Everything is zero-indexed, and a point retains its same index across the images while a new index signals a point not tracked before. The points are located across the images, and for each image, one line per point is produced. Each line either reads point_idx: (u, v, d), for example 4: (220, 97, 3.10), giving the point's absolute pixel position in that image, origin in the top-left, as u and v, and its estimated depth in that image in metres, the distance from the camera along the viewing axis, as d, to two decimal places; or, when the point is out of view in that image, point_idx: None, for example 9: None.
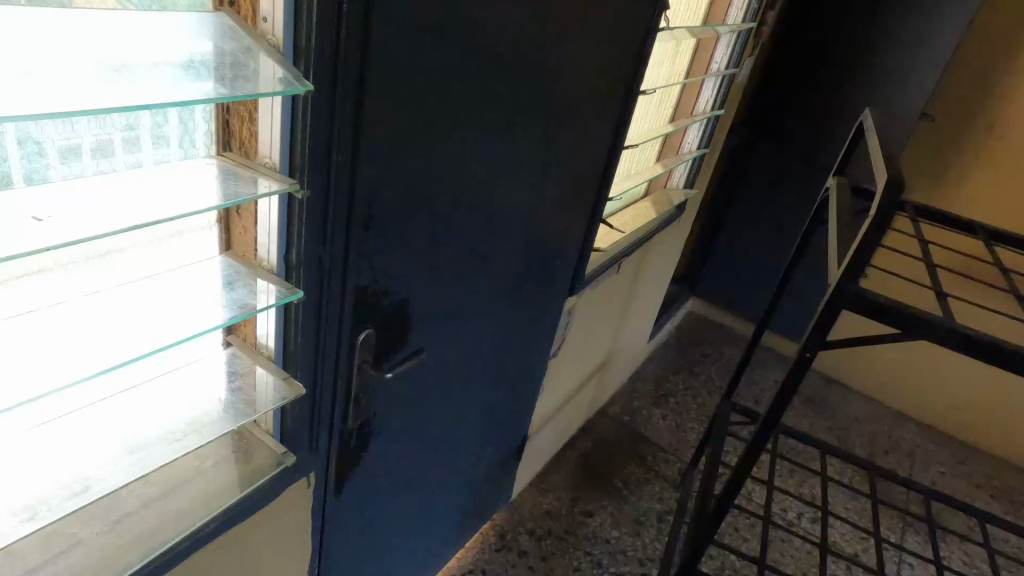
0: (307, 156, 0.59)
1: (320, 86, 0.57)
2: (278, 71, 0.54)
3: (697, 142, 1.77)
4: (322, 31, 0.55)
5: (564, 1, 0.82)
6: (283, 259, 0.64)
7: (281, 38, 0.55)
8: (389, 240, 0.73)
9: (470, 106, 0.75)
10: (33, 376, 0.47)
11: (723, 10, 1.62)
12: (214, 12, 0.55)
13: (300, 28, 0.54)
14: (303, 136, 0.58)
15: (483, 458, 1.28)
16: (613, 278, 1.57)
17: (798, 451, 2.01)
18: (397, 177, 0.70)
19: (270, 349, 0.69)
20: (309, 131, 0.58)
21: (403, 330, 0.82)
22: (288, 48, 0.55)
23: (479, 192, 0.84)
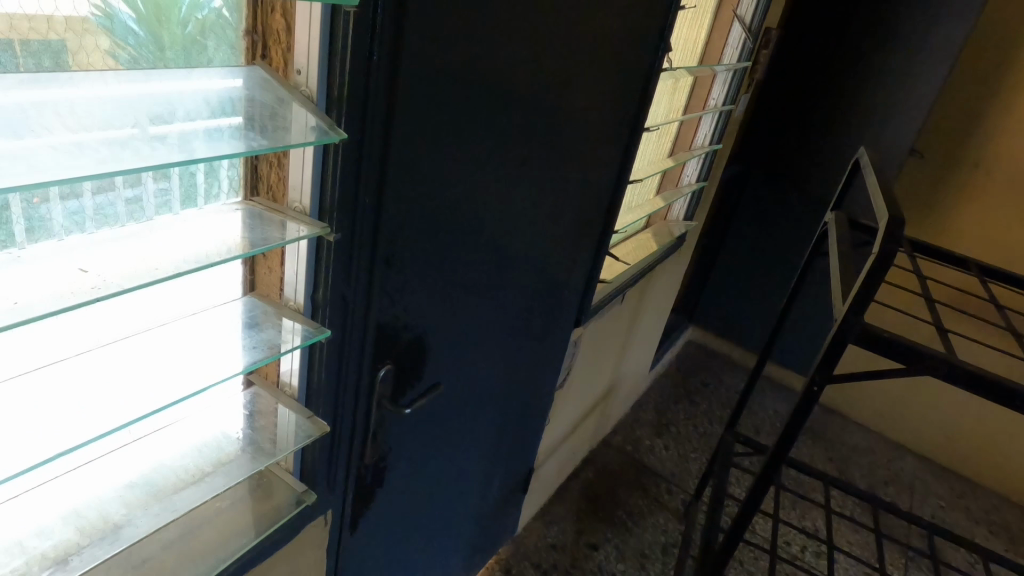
0: (337, 200, 0.61)
1: (351, 134, 0.59)
2: (311, 120, 0.56)
3: (695, 175, 1.82)
4: (355, 83, 0.57)
5: (575, 47, 0.85)
6: (310, 298, 0.66)
7: (314, 90, 0.57)
8: (409, 279, 0.75)
9: (488, 149, 0.78)
10: (72, 423, 0.48)
11: (719, 50, 1.68)
12: (247, 65, 0.57)
13: (333, 80, 0.57)
14: (335, 181, 0.60)
15: (491, 492, 1.28)
16: (617, 309, 1.59)
17: (801, 482, 2.01)
18: (419, 218, 0.72)
19: (293, 387, 0.70)
20: (340, 176, 0.60)
21: (420, 366, 0.84)
22: (321, 98, 0.57)
23: (494, 230, 0.86)
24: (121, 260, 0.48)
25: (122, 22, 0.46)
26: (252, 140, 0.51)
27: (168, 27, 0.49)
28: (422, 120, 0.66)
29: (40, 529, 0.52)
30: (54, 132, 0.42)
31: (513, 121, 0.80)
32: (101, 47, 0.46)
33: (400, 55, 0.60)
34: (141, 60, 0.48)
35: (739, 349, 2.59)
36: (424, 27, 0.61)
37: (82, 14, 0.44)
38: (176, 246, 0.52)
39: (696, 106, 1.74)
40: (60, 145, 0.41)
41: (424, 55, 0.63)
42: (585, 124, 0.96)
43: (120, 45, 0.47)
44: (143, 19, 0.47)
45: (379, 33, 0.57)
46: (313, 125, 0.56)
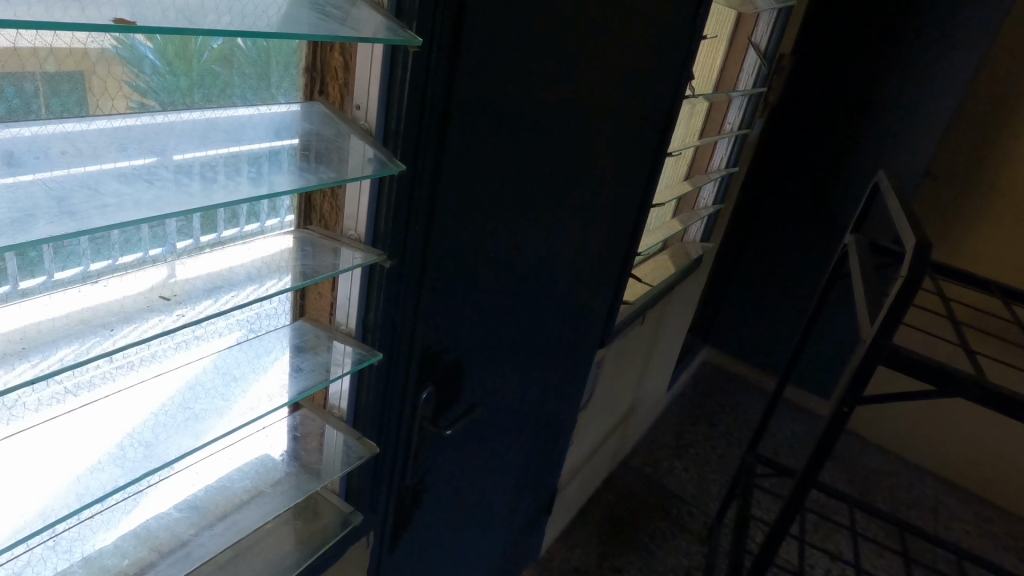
0: (390, 229, 0.64)
1: (405, 163, 0.62)
2: (369, 152, 0.59)
3: (712, 198, 1.85)
4: (411, 120, 0.60)
5: (609, 77, 0.88)
6: (361, 323, 0.68)
7: (373, 125, 0.60)
8: (453, 304, 0.77)
9: (528, 176, 0.80)
10: (162, 442, 0.52)
11: (734, 76, 1.72)
12: (307, 101, 0.60)
13: (391, 114, 0.60)
14: (390, 211, 0.63)
15: (519, 516, 1.28)
16: (639, 330, 1.60)
17: (823, 504, 1.99)
18: (463, 244, 0.74)
19: (341, 409, 0.73)
20: (394, 208, 0.63)
21: (460, 388, 0.85)
22: (379, 132, 0.60)
23: (531, 254, 0.88)
24: (201, 289, 0.52)
25: (140, 53, 0.45)
26: (318, 174, 0.54)
27: (190, 60, 0.47)
28: (469, 152, 0.69)
29: (113, 549, 0.55)
30: (137, 156, 0.44)
31: (549, 151, 0.82)
32: (121, 77, 0.44)
33: (453, 93, 0.63)
34: (160, 90, 0.47)
35: (755, 369, 2.58)
36: (474, 66, 0.64)
37: (103, 47, 0.42)
38: (205, 266, 0.53)
39: (712, 131, 1.78)
40: (126, 169, 0.43)
41: (472, 91, 0.65)
42: (613, 152, 0.99)
43: (136, 75, 0.45)
44: (162, 52, 0.46)
45: (435, 72, 0.60)
46: (371, 156, 0.59)
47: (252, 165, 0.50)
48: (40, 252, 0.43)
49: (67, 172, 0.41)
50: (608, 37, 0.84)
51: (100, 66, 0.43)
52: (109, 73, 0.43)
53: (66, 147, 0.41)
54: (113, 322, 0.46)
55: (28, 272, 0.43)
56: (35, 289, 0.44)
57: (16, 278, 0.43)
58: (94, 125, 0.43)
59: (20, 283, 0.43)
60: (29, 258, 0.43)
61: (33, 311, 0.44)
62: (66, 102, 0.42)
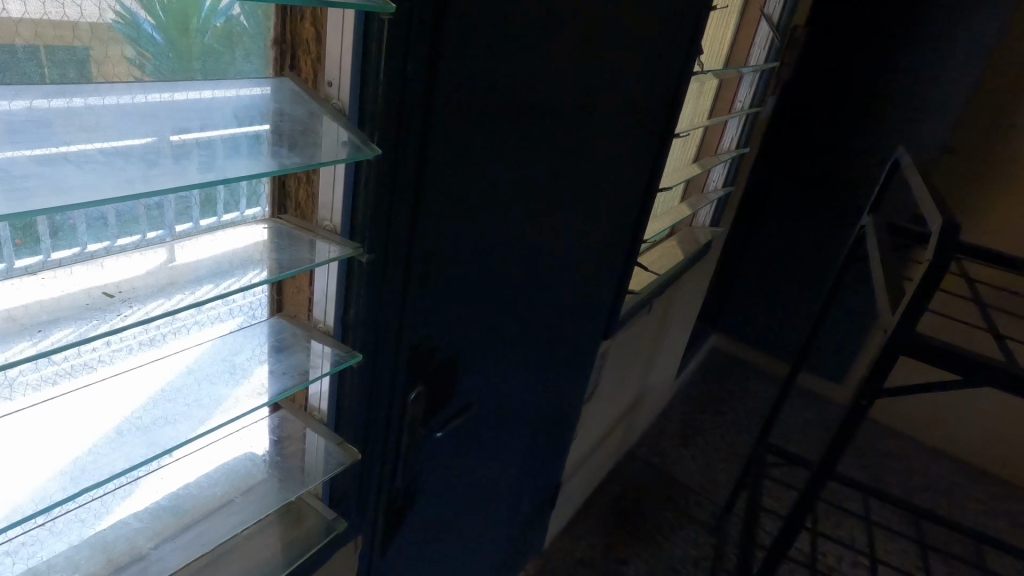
0: (370, 219, 0.58)
1: (384, 146, 0.56)
2: (343, 135, 0.53)
3: (721, 181, 1.77)
4: (389, 98, 0.54)
5: (611, 50, 0.82)
6: (341, 321, 0.63)
7: (347, 106, 0.54)
8: (443, 298, 0.71)
9: (523, 159, 0.74)
10: (128, 443, 0.46)
11: (746, 53, 1.64)
12: (276, 78, 0.54)
13: (365, 91, 0.53)
14: (369, 200, 0.57)
15: (522, 510, 1.24)
16: (645, 318, 1.54)
17: (835, 492, 1.94)
18: (453, 233, 0.68)
19: (322, 412, 0.68)
20: (374, 197, 0.57)
21: (452, 388, 0.80)
22: (353, 111, 0.54)
23: (527, 243, 0.82)
24: (155, 286, 0.45)
25: (142, 28, 0.42)
26: (282, 157, 0.48)
27: (190, 36, 0.44)
28: (457, 133, 0.63)
29: (65, 562, 0.51)
30: (68, 136, 0.38)
31: (546, 131, 0.76)
32: (120, 52, 0.41)
33: (436, 68, 0.57)
34: (161, 67, 0.44)
35: (764, 356, 2.52)
36: (460, 38, 0.58)
37: (101, 20, 0.39)
38: (169, 257, 0.47)
39: (722, 110, 1.70)
40: (53, 152, 0.38)
41: (458, 65, 0.59)
42: (615, 133, 0.93)
43: (138, 51, 0.42)
44: (164, 28, 0.43)
45: (416, 46, 0.54)
46: (344, 139, 0.53)
47: (205, 149, 0.44)
48: (36, 226, 0.39)
49: (56, 149, 0.38)
50: (611, 6, 0.77)
51: (25, 26, 0.37)
52: (107, 46, 0.41)
53: (66, 124, 0.39)
54: (43, 324, 0.39)
55: (25, 251, 0.39)
56: (33, 266, 0.40)
57: (11, 257, 0.39)
58: (12, 99, 0.37)
59: (15, 262, 0.39)
60: (28, 233, 0.39)
61: (28, 290, 0.40)
62: (60, 72, 0.40)
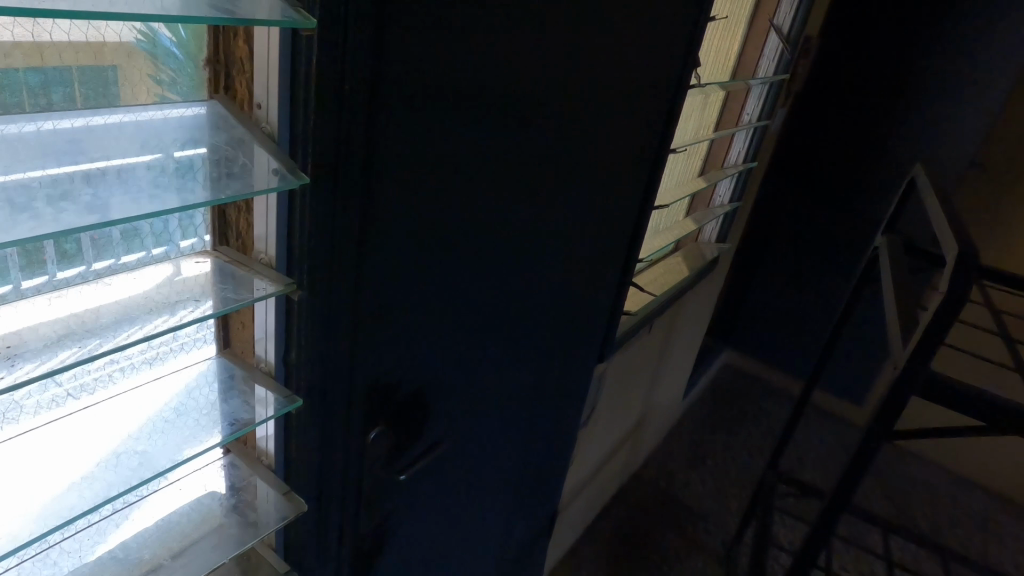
0: (308, 257, 0.53)
1: (321, 175, 0.51)
2: (272, 163, 0.48)
3: (729, 196, 1.70)
4: (325, 123, 0.49)
5: (593, 65, 0.76)
6: (283, 363, 0.58)
7: (277, 129, 0.49)
8: (405, 335, 0.66)
9: (493, 183, 0.69)
10: (44, 503, 0.43)
11: (754, 62, 1.58)
12: (207, 100, 0.49)
13: (296, 115, 0.49)
14: (306, 236, 0.52)
15: (512, 544, 1.18)
16: (647, 339, 1.48)
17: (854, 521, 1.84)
18: (414, 265, 0.63)
19: (270, 457, 0.63)
20: (311, 233, 0.52)
21: (419, 428, 0.74)
22: (284, 137, 0.50)
23: (502, 272, 0.77)
24: (52, 337, 0.41)
25: (165, 48, 0.44)
26: (188, 192, 0.43)
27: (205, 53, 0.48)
28: (411, 160, 0.57)
29: None
30: None
31: (519, 154, 0.70)
32: (146, 71, 0.44)
33: (380, 91, 0.52)
34: (176, 82, 0.47)
35: (779, 373, 2.42)
36: (408, 58, 0.53)
37: (130, 41, 0.42)
38: (73, 302, 0.44)
39: (729, 123, 1.64)
40: None
41: (408, 89, 0.54)
42: (600, 151, 0.87)
43: (160, 69, 0.45)
44: (182, 45, 0.46)
45: (355, 67, 0.49)
46: (270, 166, 0.48)
47: (102, 185, 0.40)
48: (45, 247, 0.40)
49: None
50: (592, 20, 0.72)
51: None
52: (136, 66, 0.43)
53: None
54: None
55: (34, 272, 0.40)
56: (40, 287, 0.41)
57: (20, 276, 0.40)
58: None
59: (24, 283, 0.40)
60: (36, 253, 0.40)
61: (32, 313, 0.42)
62: (89, 94, 0.41)
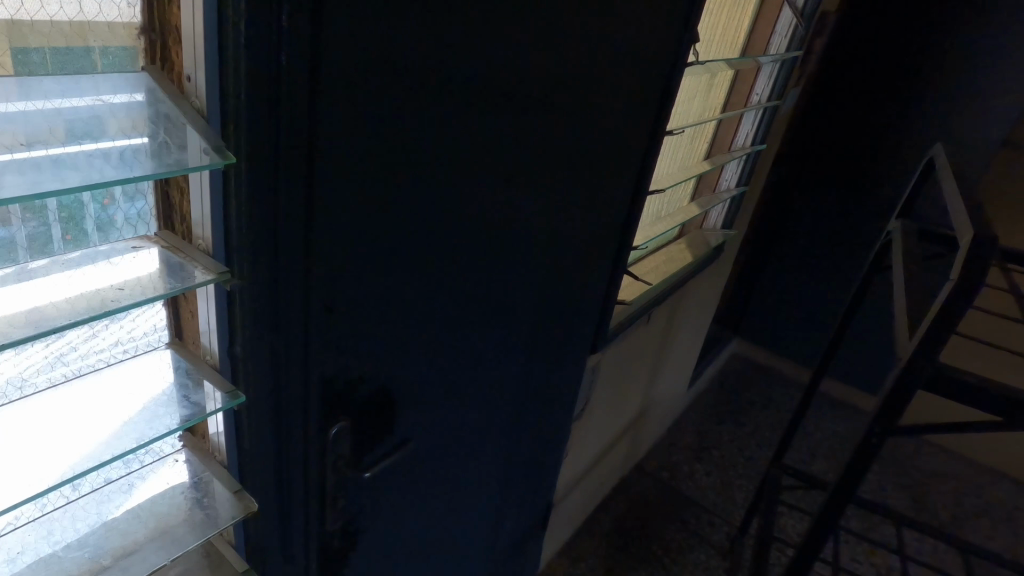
0: (246, 243, 0.50)
1: (256, 154, 0.47)
2: (199, 141, 0.45)
3: (736, 180, 1.64)
4: (257, 98, 0.45)
5: (574, 38, 0.71)
6: (226, 356, 0.55)
7: (207, 107, 0.46)
8: (366, 326, 0.63)
9: (462, 165, 0.64)
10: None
11: (765, 40, 1.51)
12: (139, 71, 0.46)
13: (227, 89, 0.45)
14: (242, 223, 0.49)
15: (500, 538, 1.15)
16: (646, 328, 1.43)
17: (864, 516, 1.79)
18: (373, 254, 0.59)
19: (222, 453, 0.60)
20: (248, 220, 0.49)
21: (384, 425, 0.71)
22: (213, 112, 0.46)
23: (474, 262, 0.73)
24: None
25: None
26: (97, 171, 0.40)
27: None
28: (364, 144, 0.53)
29: None
30: None
31: (491, 137, 0.66)
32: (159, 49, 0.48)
33: (323, 71, 0.47)
34: None
35: (788, 363, 2.36)
36: (355, 32, 0.48)
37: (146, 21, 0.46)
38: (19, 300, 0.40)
39: (738, 103, 1.57)
40: None
41: (357, 65, 0.49)
42: (585, 134, 0.82)
43: None
44: None
45: (292, 40, 0.45)
46: (196, 146, 0.45)
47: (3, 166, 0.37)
48: (51, 224, 0.42)
49: None
50: None
51: None
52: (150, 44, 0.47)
53: None
54: None
55: (40, 252, 0.42)
56: (46, 265, 0.43)
57: (29, 255, 0.41)
58: None
59: (30, 262, 0.42)
60: (42, 232, 0.42)
61: (50, 291, 0.42)
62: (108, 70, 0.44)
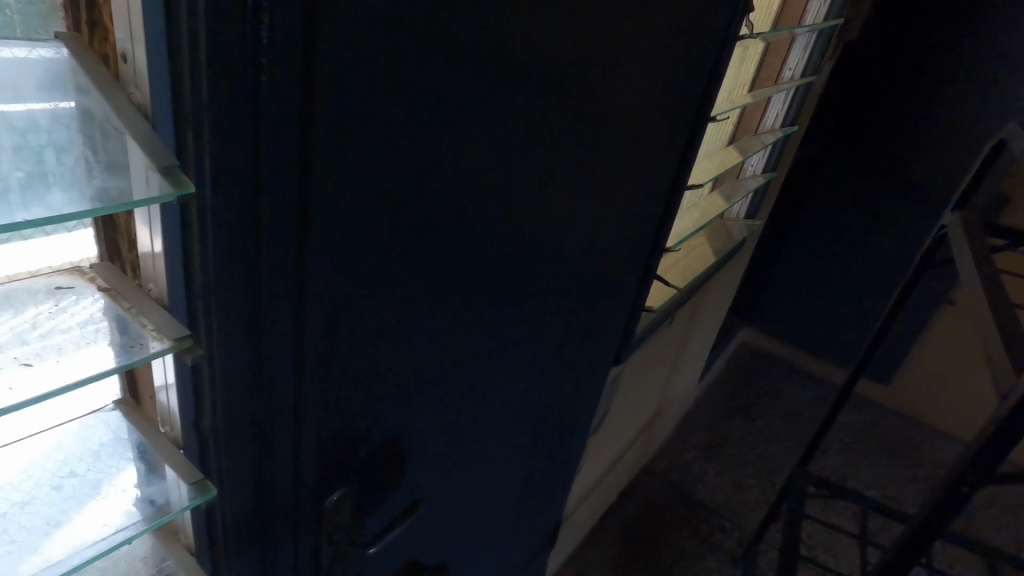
0: (215, 296, 0.37)
1: (227, 182, 0.34)
2: (144, 162, 0.31)
3: (761, 167, 1.51)
4: (223, 98, 0.31)
5: (619, 13, 0.59)
6: (192, 434, 0.42)
7: (150, 100, 0.31)
8: (373, 374, 0.50)
9: (489, 172, 0.52)
10: None
11: (799, 9, 1.36)
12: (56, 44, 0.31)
13: (177, 88, 0.31)
14: (209, 267, 0.36)
15: (510, 568, 1.04)
16: (667, 331, 1.31)
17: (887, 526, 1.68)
18: (380, 290, 0.47)
19: (189, 536, 0.48)
20: (215, 262, 0.36)
21: (388, 481, 0.59)
22: (162, 116, 0.32)
23: (493, 280, 0.60)
24: None
25: None
26: None
27: None
28: (363, 147, 0.39)
29: None
30: None
31: (517, 126, 0.53)
32: None
33: (304, 48, 0.33)
34: None
35: (796, 355, 2.27)
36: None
37: None
38: None
39: (769, 79, 1.43)
40: None
41: (361, 49, 0.36)
42: (620, 120, 0.69)
43: None
44: None
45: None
46: (134, 168, 0.31)
47: None
48: None
49: None
50: None
51: None
52: None
53: None
54: None
55: None
56: None
57: None
58: None
59: None
60: None
61: None
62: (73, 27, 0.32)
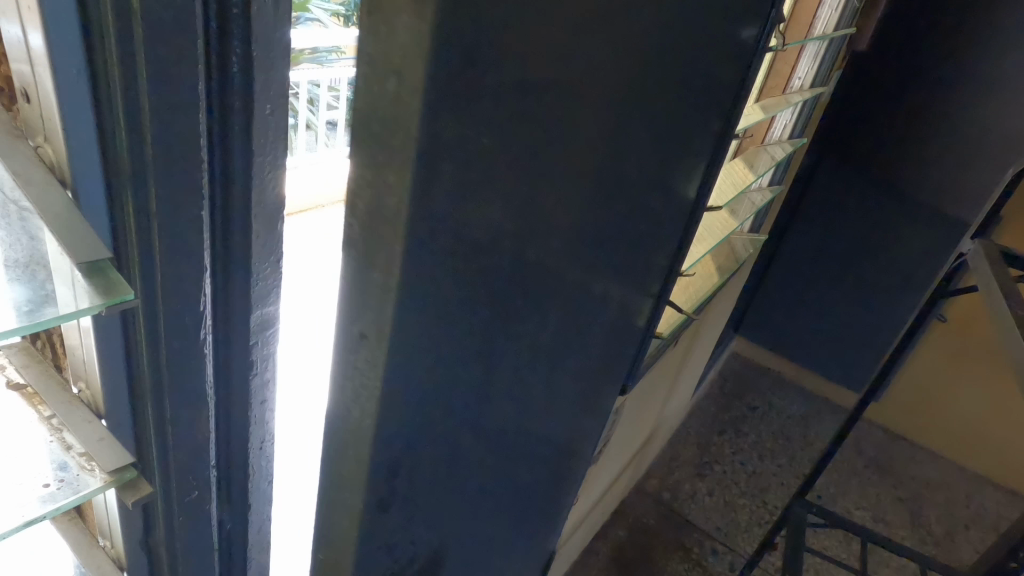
0: (174, 411, 0.33)
1: (183, 285, 0.31)
2: (78, 285, 0.28)
3: (768, 180, 1.44)
4: (164, 185, 0.28)
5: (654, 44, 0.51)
6: (143, 540, 0.38)
7: (68, 166, 0.27)
8: (369, 468, 0.42)
9: (506, 226, 0.44)
10: None
11: (810, 15, 1.25)
12: None
13: (113, 172, 0.27)
14: (163, 360, 0.32)
15: None
16: (669, 354, 1.24)
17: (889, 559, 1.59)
18: (382, 378, 0.39)
19: None
20: (168, 372, 0.32)
21: (376, 565, 0.50)
22: (81, 193, 0.27)
23: (500, 332, 0.52)
24: None
25: None
26: None
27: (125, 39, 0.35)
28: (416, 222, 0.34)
29: None
30: None
31: (530, 168, 0.42)
32: None
33: (240, 88, 0.29)
34: None
35: (791, 367, 2.22)
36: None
37: None
38: None
39: (777, 87, 1.32)
40: None
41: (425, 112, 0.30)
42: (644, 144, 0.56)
43: None
44: None
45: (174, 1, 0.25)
46: (62, 280, 0.29)
47: None
48: None
49: None
50: None
51: None
52: None
53: None
54: None
55: None
56: None
57: None
58: None
59: None
60: None
61: None
62: None
